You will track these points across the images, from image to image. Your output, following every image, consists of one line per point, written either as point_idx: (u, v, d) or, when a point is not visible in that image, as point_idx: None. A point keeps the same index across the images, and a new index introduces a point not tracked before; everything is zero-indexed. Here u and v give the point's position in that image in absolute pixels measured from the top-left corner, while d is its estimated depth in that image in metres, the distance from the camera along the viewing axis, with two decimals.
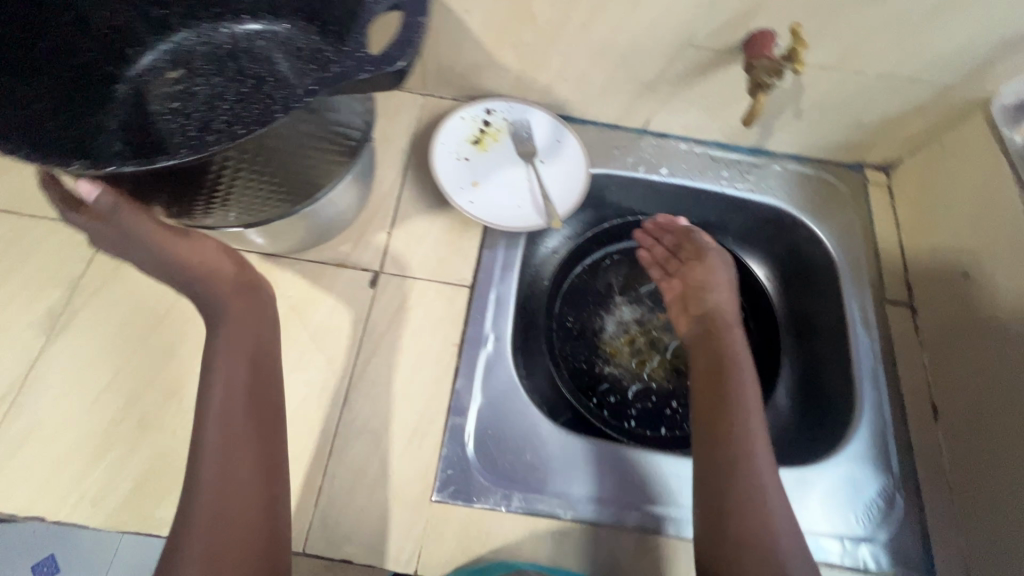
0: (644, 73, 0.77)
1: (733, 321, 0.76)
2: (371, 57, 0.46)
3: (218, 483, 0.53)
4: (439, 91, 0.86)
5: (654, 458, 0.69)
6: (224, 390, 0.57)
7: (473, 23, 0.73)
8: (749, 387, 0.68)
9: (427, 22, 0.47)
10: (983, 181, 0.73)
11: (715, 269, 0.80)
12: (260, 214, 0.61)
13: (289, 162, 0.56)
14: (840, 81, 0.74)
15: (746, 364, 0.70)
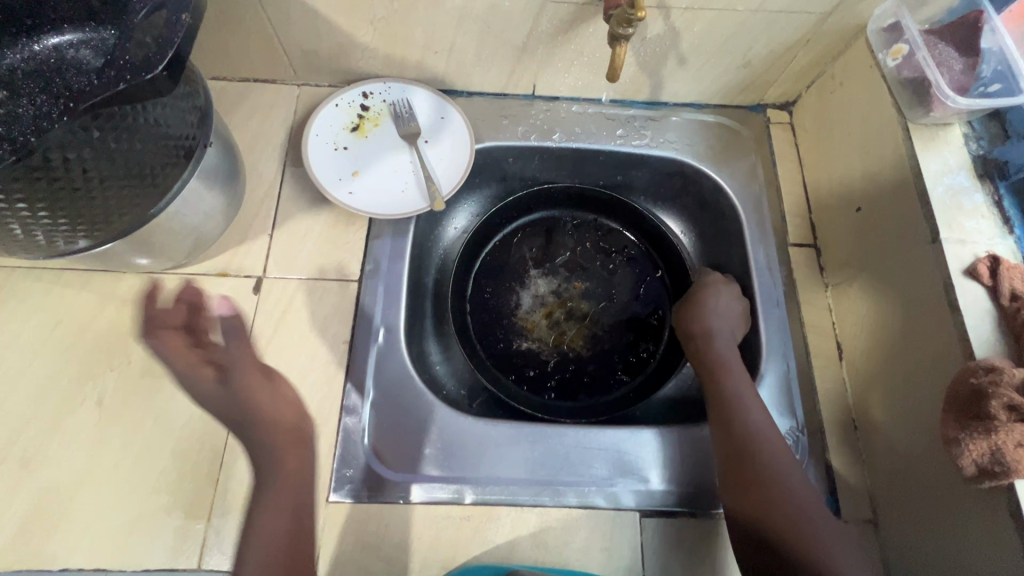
0: (511, 36, 0.74)
1: (720, 327, 0.73)
2: (131, 62, 0.46)
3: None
4: (313, 79, 0.82)
5: (610, 438, 0.68)
6: (262, 465, 0.58)
7: (322, 3, 0.69)
8: (739, 382, 0.67)
9: (186, 20, 0.48)
10: (872, 110, 0.71)
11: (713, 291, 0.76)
12: (107, 233, 0.59)
13: (129, 170, 0.56)
14: (712, 21, 0.71)
15: (736, 365, 0.69)
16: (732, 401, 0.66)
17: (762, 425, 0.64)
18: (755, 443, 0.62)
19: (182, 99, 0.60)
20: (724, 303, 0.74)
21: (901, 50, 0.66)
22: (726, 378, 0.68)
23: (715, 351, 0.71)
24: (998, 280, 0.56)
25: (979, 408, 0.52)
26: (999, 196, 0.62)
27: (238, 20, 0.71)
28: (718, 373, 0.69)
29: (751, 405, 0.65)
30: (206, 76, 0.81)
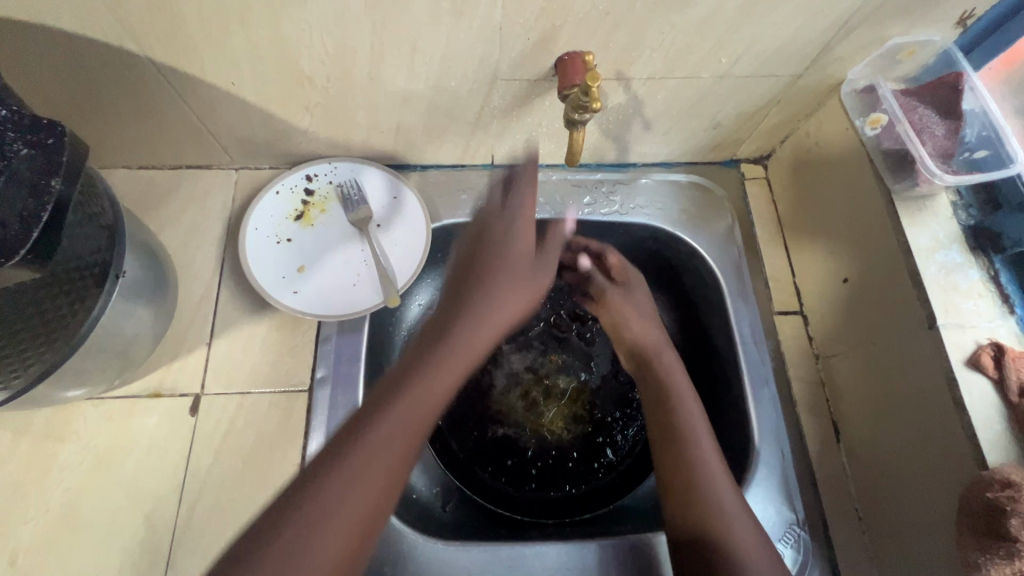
0: (461, 113, 0.68)
1: (672, 359, 0.70)
2: None
3: (391, 466, 0.45)
4: (252, 162, 0.76)
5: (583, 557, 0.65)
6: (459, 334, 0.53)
7: (248, 92, 0.62)
8: (694, 414, 0.64)
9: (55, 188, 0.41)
10: (853, 174, 0.66)
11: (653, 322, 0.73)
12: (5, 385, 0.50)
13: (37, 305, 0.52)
14: (676, 88, 0.66)
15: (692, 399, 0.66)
16: (692, 436, 0.62)
17: (715, 467, 0.60)
18: (711, 478, 0.59)
19: (85, 221, 0.55)
20: (643, 312, 0.73)
21: (880, 119, 0.62)
22: (681, 409, 0.64)
23: (669, 381, 0.67)
24: (1005, 372, 0.51)
25: (999, 528, 0.47)
26: (994, 269, 0.57)
27: (159, 113, 0.65)
28: (674, 401, 0.65)
29: (707, 446, 0.62)
30: (132, 165, 0.73)
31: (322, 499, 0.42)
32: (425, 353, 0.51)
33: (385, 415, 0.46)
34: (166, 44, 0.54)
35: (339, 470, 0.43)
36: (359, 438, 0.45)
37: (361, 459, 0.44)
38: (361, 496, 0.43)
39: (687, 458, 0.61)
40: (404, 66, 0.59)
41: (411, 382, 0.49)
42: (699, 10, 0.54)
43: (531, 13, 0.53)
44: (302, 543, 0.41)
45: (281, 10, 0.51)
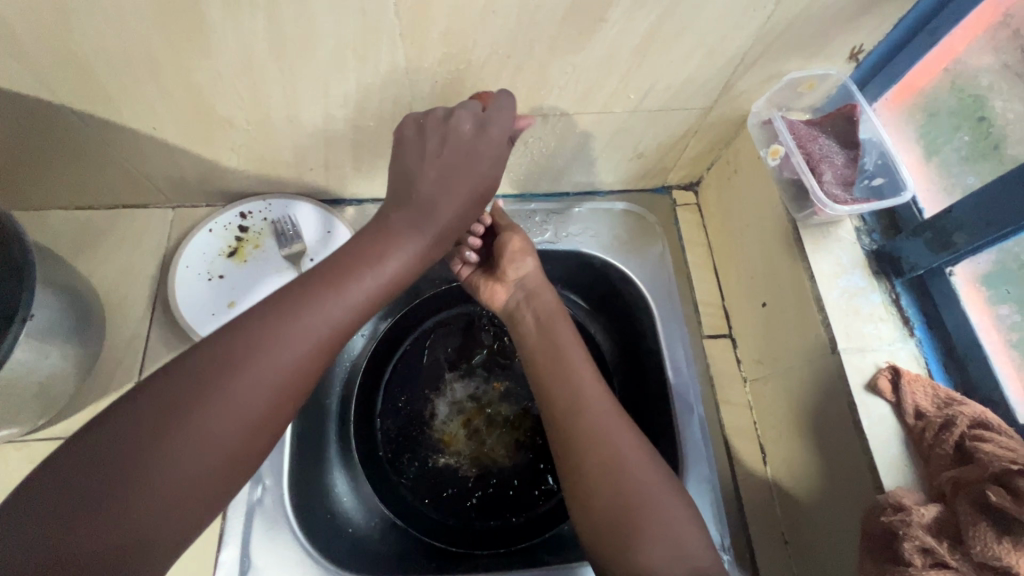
0: (386, 150, 0.70)
1: (578, 361, 0.64)
2: None
3: (287, 370, 0.46)
4: (188, 201, 0.77)
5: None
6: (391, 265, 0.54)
7: (171, 136, 0.64)
8: (598, 414, 0.59)
9: None
10: (767, 201, 0.68)
11: (558, 327, 0.67)
12: None
13: None
14: (592, 122, 0.68)
15: (598, 399, 0.61)
16: (597, 438, 0.57)
17: (607, 419, 0.59)
18: (622, 480, 0.55)
19: None
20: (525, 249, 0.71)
21: (779, 150, 0.63)
22: (583, 412, 0.59)
23: (574, 387, 0.61)
24: (901, 396, 0.53)
25: (896, 552, 0.47)
26: (896, 292, 0.59)
27: (86, 158, 0.66)
28: (578, 402, 0.60)
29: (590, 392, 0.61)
30: (68, 207, 0.75)
31: (217, 383, 0.43)
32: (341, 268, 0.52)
33: (288, 332, 0.47)
34: (83, 95, 0.56)
35: (241, 368, 0.45)
36: (268, 334, 0.46)
37: (256, 371, 0.45)
38: (254, 394, 0.44)
39: (592, 464, 0.56)
40: (321, 109, 0.61)
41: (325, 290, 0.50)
42: (597, 52, 0.57)
43: (434, 58, 0.55)
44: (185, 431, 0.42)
45: (189, 62, 0.53)
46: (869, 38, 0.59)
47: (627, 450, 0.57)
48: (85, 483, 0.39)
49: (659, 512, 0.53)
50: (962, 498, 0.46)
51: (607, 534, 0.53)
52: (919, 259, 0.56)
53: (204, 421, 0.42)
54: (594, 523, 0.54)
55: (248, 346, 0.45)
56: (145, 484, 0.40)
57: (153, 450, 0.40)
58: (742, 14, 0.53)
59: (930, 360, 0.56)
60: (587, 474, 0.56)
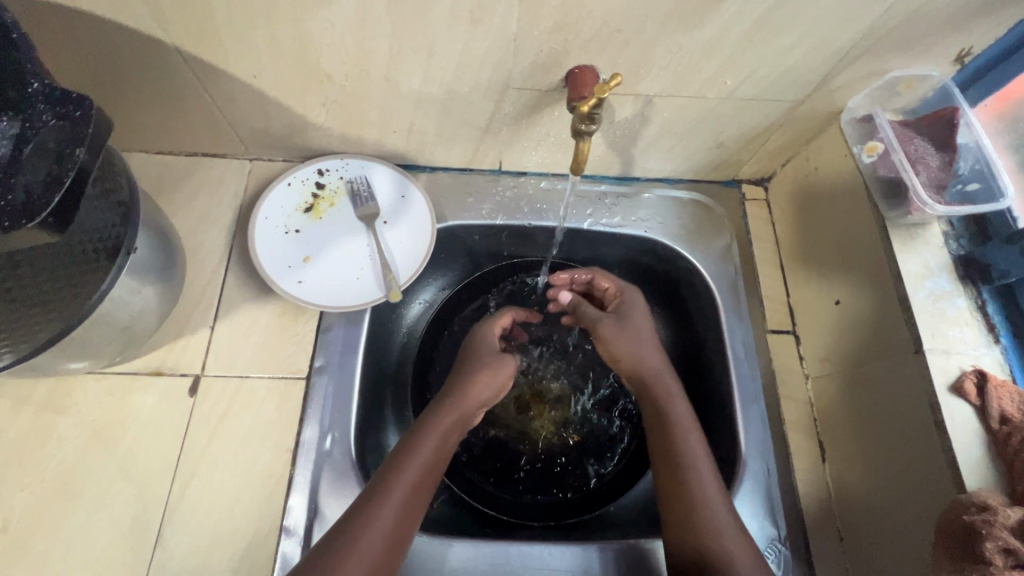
0: (472, 119, 0.70)
1: (663, 370, 0.67)
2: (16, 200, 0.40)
3: (399, 513, 0.54)
4: (267, 154, 0.78)
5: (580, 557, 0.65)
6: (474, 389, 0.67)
7: (267, 85, 0.64)
8: (684, 426, 0.62)
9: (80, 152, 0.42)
10: (849, 200, 0.68)
11: (642, 317, 0.72)
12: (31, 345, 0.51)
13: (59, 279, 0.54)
14: (681, 107, 0.68)
15: (685, 414, 0.63)
16: (688, 471, 0.59)
17: (699, 450, 0.60)
18: (698, 486, 0.58)
19: (101, 196, 0.57)
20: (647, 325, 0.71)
21: (876, 147, 0.64)
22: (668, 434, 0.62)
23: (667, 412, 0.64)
24: (986, 400, 0.53)
25: (974, 552, 0.48)
26: (982, 299, 0.59)
27: (180, 101, 0.67)
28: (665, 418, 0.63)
29: (682, 417, 0.63)
30: (150, 150, 0.75)
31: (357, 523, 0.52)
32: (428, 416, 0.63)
33: (399, 478, 0.56)
34: (195, 34, 0.57)
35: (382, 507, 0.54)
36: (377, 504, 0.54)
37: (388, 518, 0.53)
38: (375, 541, 0.52)
39: (676, 472, 0.59)
40: (421, 70, 0.61)
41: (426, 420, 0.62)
42: (708, 33, 0.56)
43: (545, 26, 0.56)
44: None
45: (308, 10, 0.54)
46: (980, 41, 0.58)
47: (700, 456, 0.60)
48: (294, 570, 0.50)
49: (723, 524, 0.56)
50: None
51: (691, 545, 0.55)
52: (1012, 267, 0.57)
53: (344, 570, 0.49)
54: (679, 533, 0.57)
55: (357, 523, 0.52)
56: None
57: None
58: (861, 5, 0.53)
59: (1016, 369, 0.56)
60: (678, 495, 0.58)
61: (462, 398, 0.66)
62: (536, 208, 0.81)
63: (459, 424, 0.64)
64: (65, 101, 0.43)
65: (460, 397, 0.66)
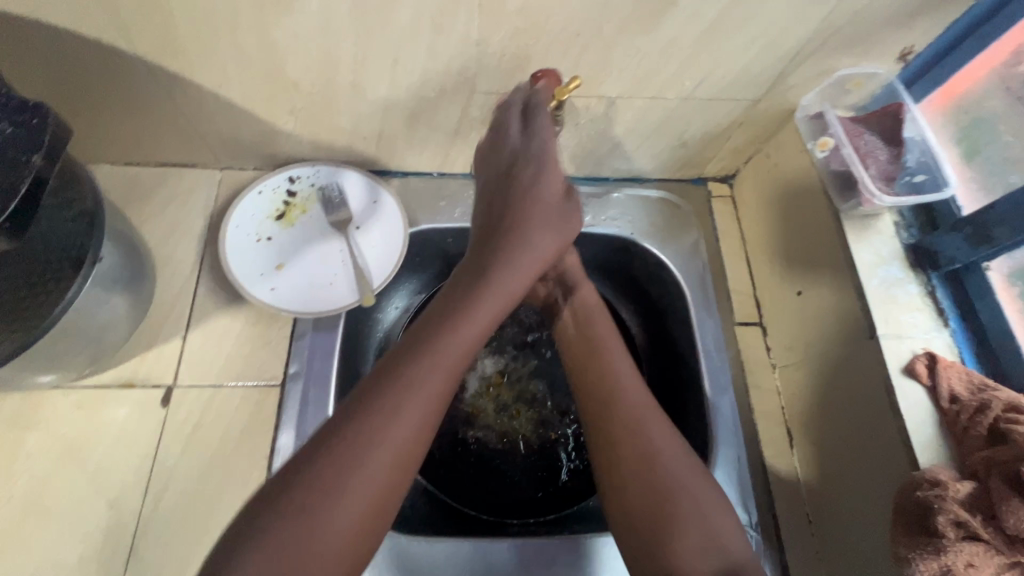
0: (441, 124, 0.71)
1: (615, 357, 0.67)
2: None
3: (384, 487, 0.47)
4: (236, 162, 0.78)
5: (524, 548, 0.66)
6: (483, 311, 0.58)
7: (234, 94, 0.65)
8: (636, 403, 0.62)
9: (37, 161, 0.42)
10: (807, 194, 0.70)
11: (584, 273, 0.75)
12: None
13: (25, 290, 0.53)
14: (644, 108, 0.70)
15: (624, 363, 0.66)
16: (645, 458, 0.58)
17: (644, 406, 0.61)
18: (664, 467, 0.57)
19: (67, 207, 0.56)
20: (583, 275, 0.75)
21: (828, 142, 0.67)
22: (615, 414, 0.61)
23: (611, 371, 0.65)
24: (936, 380, 0.55)
25: (928, 525, 0.50)
26: (932, 285, 0.62)
27: (147, 112, 0.67)
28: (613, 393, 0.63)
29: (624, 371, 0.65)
30: (118, 161, 0.75)
31: (331, 491, 0.45)
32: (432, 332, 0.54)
33: (371, 460, 0.47)
34: (158, 45, 0.57)
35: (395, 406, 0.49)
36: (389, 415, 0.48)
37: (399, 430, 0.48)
38: (357, 511, 0.46)
39: (627, 448, 0.58)
40: (387, 76, 0.62)
41: (394, 393, 0.50)
42: (663, 35, 0.58)
43: (506, 31, 0.57)
44: (315, 517, 0.44)
45: (272, 20, 0.55)
46: (921, 40, 0.61)
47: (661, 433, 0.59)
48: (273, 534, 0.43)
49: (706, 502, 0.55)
50: (995, 476, 0.49)
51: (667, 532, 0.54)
52: (957, 254, 0.59)
53: (330, 528, 0.44)
54: (626, 508, 0.57)
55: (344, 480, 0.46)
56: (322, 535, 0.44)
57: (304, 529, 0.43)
58: (807, 7, 0.56)
59: (963, 351, 0.59)
60: (625, 473, 0.57)
61: (459, 285, 0.59)
62: None
63: (438, 407, 0.52)
64: (22, 109, 0.44)
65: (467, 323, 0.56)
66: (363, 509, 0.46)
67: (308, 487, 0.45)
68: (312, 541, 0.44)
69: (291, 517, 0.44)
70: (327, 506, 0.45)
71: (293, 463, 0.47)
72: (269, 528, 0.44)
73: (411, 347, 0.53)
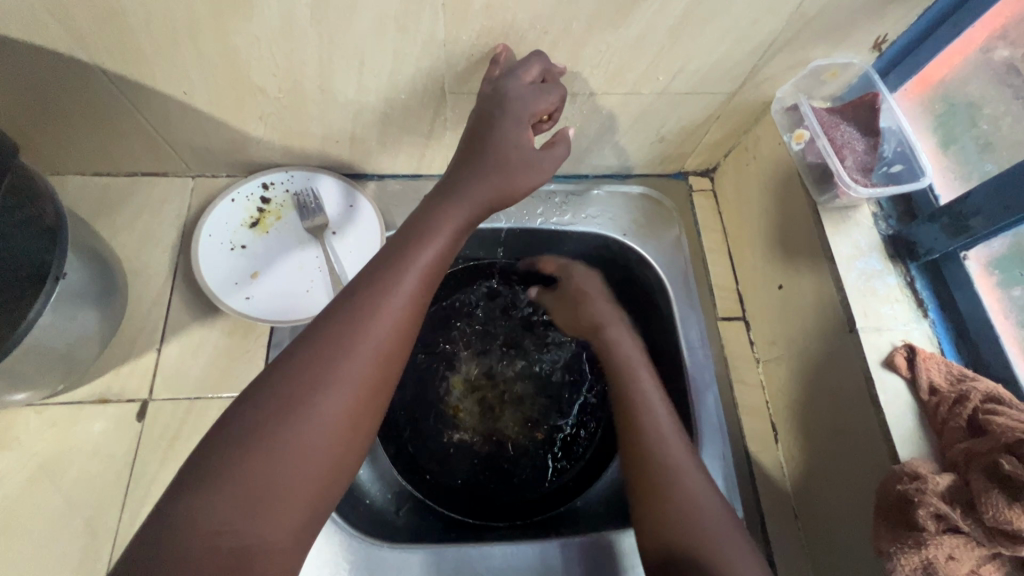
0: (414, 125, 0.70)
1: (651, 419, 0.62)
2: None
3: (352, 408, 0.43)
4: (209, 170, 0.76)
5: (534, 550, 0.65)
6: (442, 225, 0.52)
7: (199, 102, 0.63)
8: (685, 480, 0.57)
9: None
10: (787, 186, 0.70)
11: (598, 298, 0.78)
12: None
13: None
14: (619, 104, 0.69)
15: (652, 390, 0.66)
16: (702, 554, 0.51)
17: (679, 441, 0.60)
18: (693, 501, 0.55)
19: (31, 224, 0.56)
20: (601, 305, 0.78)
21: (803, 134, 0.66)
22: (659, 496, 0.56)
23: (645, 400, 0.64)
24: (916, 372, 0.55)
25: (909, 519, 0.50)
26: (911, 276, 0.62)
27: (112, 122, 0.66)
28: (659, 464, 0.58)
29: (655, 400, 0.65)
30: (87, 173, 0.73)
31: (300, 397, 0.42)
32: (389, 254, 0.50)
33: (344, 367, 0.43)
34: (117, 54, 0.56)
35: (356, 322, 0.45)
36: (344, 326, 0.45)
37: (362, 339, 0.45)
38: (329, 420, 0.42)
39: (660, 480, 0.57)
40: (354, 79, 0.61)
41: (371, 300, 0.46)
42: (633, 30, 0.57)
43: (472, 30, 0.56)
44: (285, 427, 0.40)
45: (231, 25, 0.53)
46: (894, 28, 0.61)
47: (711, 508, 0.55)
48: (232, 465, 0.38)
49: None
50: (974, 467, 0.48)
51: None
52: (935, 244, 0.59)
53: (296, 454, 0.40)
54: (651, 535, 0.55)
55: (309, 406, 0.41)
56: (281, 447, 0.40)
57: (262, 450, 0.39)
58: None
59: (943, 341, 0.59)
60: (654, 500, 0.56)
61: (438, 203, 0.54)
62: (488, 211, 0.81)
63: (414, 314, 0.48)
64: None
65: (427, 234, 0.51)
66: (335, 419, 0.42)
67: (278, 402, 0.41)
68: (279, 455, 0.40)
69: (256, 428, 0.40)
70: (299, 416, 0.41)
71: (254, 387, 0.43)
72: (231, 443, 0.39)
73: (396, 260, 0.49)
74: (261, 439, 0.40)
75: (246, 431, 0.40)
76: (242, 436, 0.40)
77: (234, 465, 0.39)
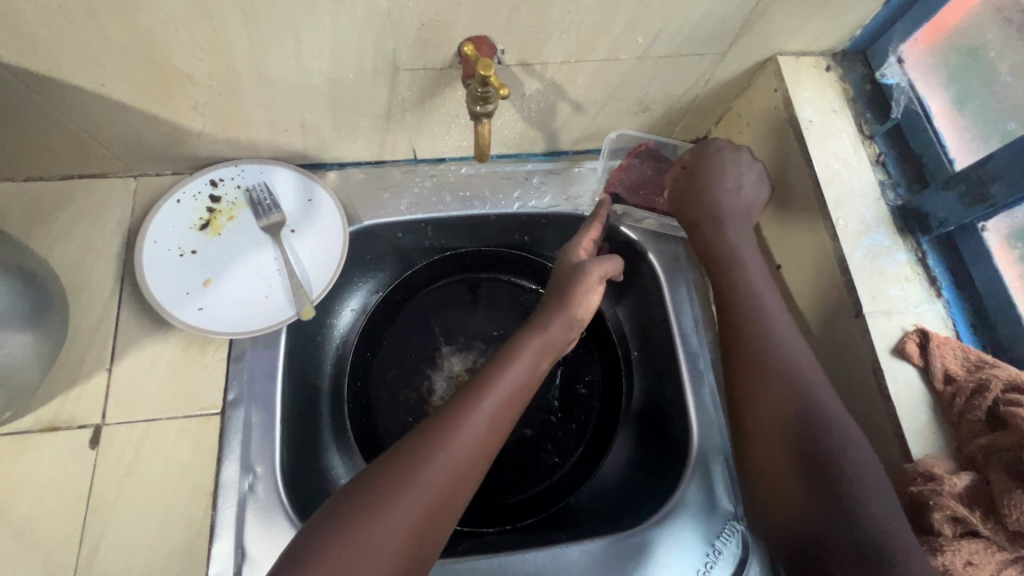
0: (369, 108, 0.63)
1: (780, 325, 0.55)
2: None
3: (413, 528, 0.46)
4: (152, 168, 0.70)
5: (533, 558, 0.61)
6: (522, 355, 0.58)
7: (121, 94, 0.56)
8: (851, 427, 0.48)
9: None
10: (783, 156, 0.63)
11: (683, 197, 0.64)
12: None
13: None
14: (596, 72, 0.62)
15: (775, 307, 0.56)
16: (805, 448, 0.49)
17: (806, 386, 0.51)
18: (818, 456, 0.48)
19: None
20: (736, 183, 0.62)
21: (649, 221, 0.73)
22: (773, 409, 0.51)
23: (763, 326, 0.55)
24: (929, 360, 0.50)
25: (924, 522, 0.46)
26: (923, 251, 0.57)
27: (27, 122, 0.58)
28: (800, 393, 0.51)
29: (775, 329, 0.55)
30: (16, 178, 0.67)
31: (353, 529, 0.44)
32: (477, 377, 0.56)
33: (427, 474, 0.48)
34: (11, 44, 0.49)
35: (437, 444, 0.49)
36: (424, 447, 0.49)
37: (437, 460, 0.48)
38: (392, 538, 0.45)
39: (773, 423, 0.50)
40: (293, 59, 0.54)
41: (458, 414, 0.51)
42: None
43: None
44: (343, 546, 0.44)
45: (137, 4, 0.46)
46: None
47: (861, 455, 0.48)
48: (301, 559, 0.44)
49: (900, 535, 0.44)
50: (995, 465, 0.45)
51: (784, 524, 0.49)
52: (949, 215, 0.54)
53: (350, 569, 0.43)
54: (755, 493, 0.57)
55: (370, 525, 0.45)
56: (338, 555, 0.43)
57: (326, 554, 0.44)
58: None
59: (958, 323, 0.54)
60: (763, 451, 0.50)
61: (522, 336, 0.60)
62: (461, 196, 0.75)
63: (480, 453, 0.50)
64: None
65: (507, 357, 0.57)
66: (393, 544, 0.45)
67: (363, 503, 0.46)
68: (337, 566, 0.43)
69: (326, 535, 0.44)
70: (379, 516, 0.45)
71: (334, 497, 0.48)
72: (329, 531, 0.45)
73: (487, 379, 0.55)
74: (328, 542, 0.44)
75: (324, 532, 0.45)
76: (320, 537, 0.45)
77: (301, 560, 0.44)
